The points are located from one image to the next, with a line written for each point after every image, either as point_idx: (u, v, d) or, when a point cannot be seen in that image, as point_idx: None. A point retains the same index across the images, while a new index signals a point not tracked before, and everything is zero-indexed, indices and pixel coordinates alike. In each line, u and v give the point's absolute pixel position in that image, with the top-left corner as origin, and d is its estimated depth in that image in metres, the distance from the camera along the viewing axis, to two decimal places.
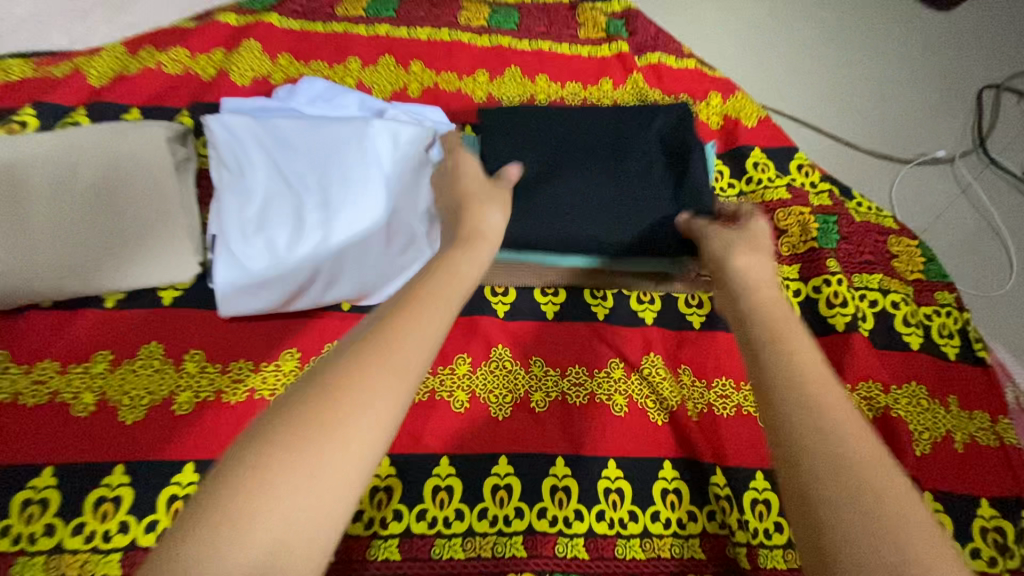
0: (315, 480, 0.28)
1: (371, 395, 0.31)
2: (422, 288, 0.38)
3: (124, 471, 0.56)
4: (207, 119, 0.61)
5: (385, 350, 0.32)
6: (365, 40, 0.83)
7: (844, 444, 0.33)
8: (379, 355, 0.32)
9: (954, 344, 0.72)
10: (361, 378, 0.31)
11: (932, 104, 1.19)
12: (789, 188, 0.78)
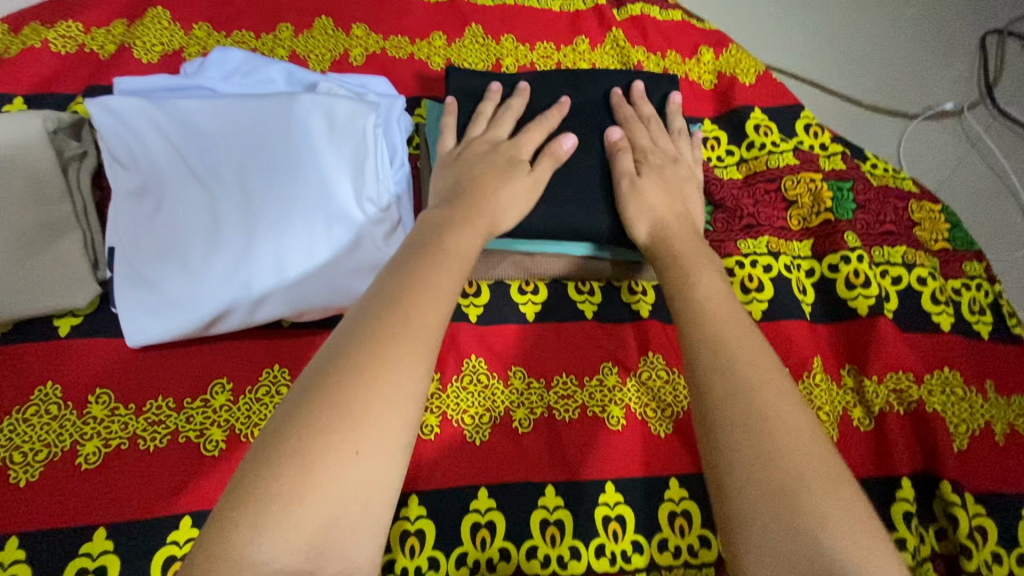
0: (362, 467, 0.29)
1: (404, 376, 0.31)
2: (435, 248, 0.39)
3: (18, 543, 0.46)
4: (88, 103, 0.50)
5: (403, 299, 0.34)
6: (298, 3, 0.71)
7: (761, 405, 0.35)
8: (398, 339, 0.32)
9: (986, 320, 0.64)
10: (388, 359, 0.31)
11: (936, 52, 1.09)
12: (796, 151, 0.69)
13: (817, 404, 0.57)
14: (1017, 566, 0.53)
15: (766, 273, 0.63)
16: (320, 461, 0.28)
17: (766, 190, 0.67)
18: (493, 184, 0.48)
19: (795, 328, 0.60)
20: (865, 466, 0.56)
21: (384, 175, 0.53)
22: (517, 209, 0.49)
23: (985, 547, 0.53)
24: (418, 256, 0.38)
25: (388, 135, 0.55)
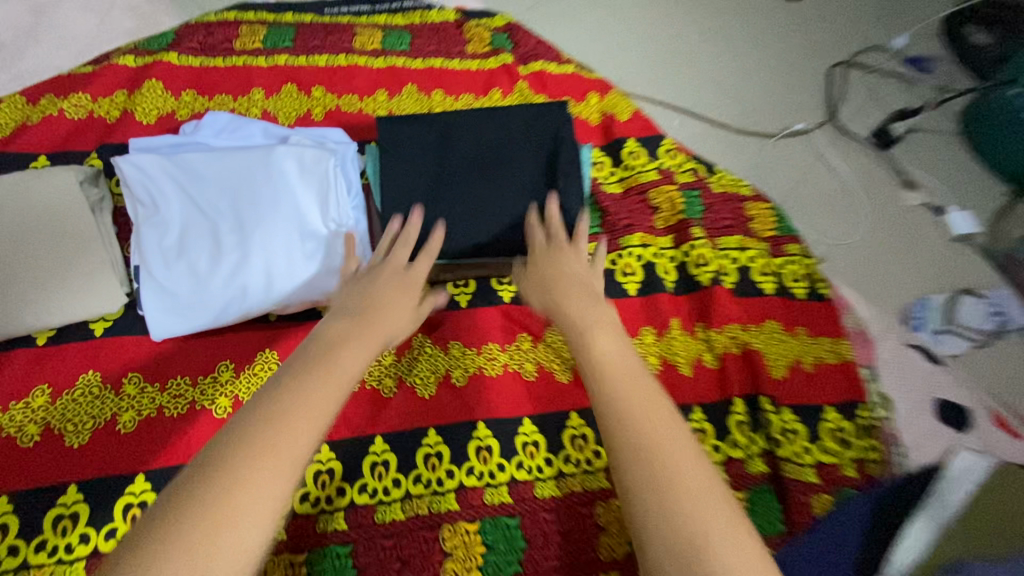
0: (238, 536, 0.36)
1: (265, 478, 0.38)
2: (328, 354, 0.49)
3: (77, 489, 0.61)
4: (116, 160, 0.67)
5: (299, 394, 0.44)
6: (267, 72, 0.90)
7: (655, 444, 0.44)
8: (284, 424, 0.41)
9: (803, 286, 0.86)
10: (241, 490, 0.37)
11: (787, 83, 1.37)
12: (659, 170, 0.91)
13: (675, 351, 0.79)
14: (819, 454, 0.74)
15: (638, 260, 0.84)
16: (207, 541, 0.35)
17: (638, 200, 0.89)
18: (381, 301, 0.60)
19: (659, 298, 0.82)
20: (710, 392, 0.77)
21: (344, 203, 0.72)
22: (397, 316, 0.60)
23: (794, 442, 0.74)
24: (309, 361, 0.48)
25: (346, 172, 0.74)
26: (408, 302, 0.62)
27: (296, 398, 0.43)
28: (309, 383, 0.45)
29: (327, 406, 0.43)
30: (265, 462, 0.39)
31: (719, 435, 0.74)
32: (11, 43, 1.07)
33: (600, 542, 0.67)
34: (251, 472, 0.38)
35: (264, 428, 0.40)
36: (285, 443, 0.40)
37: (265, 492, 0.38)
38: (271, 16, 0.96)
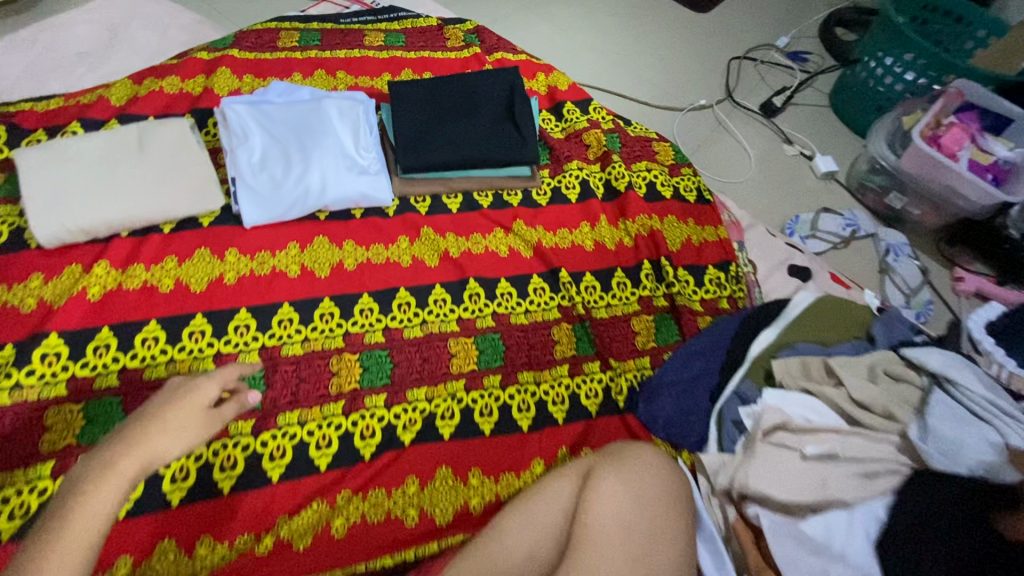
0: None
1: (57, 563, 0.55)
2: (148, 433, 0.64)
3: (203, 316, 0.90)
4: (219, 107, 0.99)
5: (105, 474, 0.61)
6: (303, 61, 1.24)
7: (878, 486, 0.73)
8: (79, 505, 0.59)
9: (694, 194, 1.21)
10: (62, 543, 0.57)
11: (694, 73, 1.77)
12: (589, 120, 1.27)
13: (604, 235, 1.12)
14: (704, 293, 1.09)
15: (576, 178, 1.18)
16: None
17: (574, 141, 1.24)
18: (162, 418, 0.66)
19: (591, 203, 1.16)
20: (628, 260, 1.10)
21: (369, 138, 1.07)
22: (179, 446, 0.66)
23: (686, 286, 1.08)
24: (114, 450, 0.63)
25: (370, 118, 1.09)
26: (194, 403, 0.68)
27: (85, 499, 0.59)
28: (101, 481, 0.60)
29: (104, 497, 0.60)
30: (56, 550, 0.56)
31: (635, 285, 1.08)
32: (94, 52, 1.39)
33: (556, 348, 0.99)
34: (59, 559, 0.56)
35: (52, 531, 0.57)
36: (82, 521, 0.58)
37: (69, 560, 0.56)
38: (301, 25, 1.32)
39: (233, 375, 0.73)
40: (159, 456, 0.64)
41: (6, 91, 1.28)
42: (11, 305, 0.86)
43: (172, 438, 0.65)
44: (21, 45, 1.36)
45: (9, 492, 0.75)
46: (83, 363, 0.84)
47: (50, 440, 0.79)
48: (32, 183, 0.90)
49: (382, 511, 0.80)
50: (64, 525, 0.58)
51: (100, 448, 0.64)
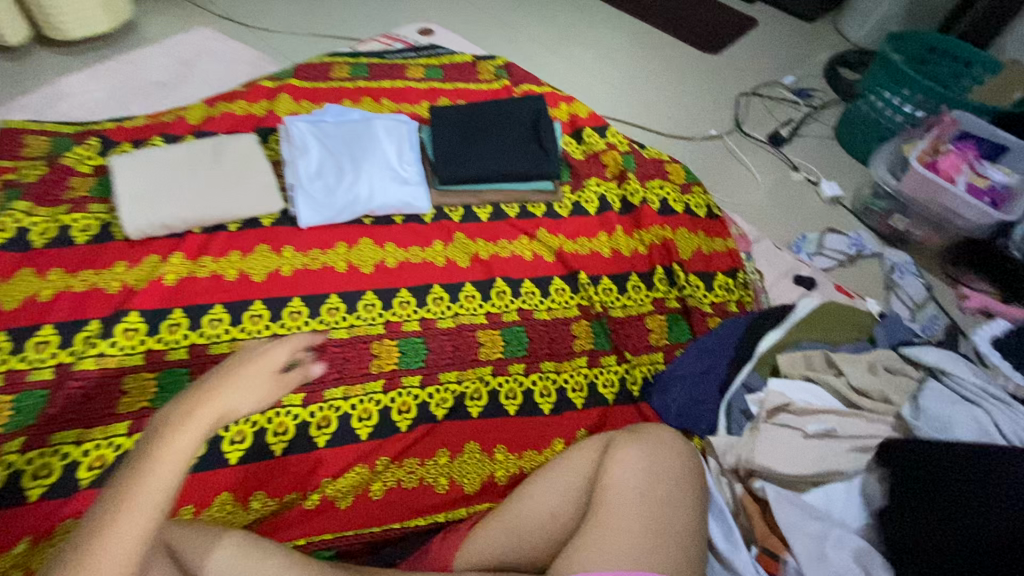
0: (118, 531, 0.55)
1: (137, 510, 0.56)
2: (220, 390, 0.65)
3: (261, 302, 1.01)
4: (284, 125, 1.15)
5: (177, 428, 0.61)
6: (352, 90, 1.40)
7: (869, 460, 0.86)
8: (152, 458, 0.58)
9: (704, 209, 1.31)
10: (139, 492, 0.57)
11: (704, 107, 1.91)
12: (607, 143, 1.40)
13: (621, 244, 1.22)
14: (714, 297, 1.17)
15: (595, 194, 1.30)
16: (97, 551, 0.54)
17: (593, 161, 1.37)
18: (234, 376, 0.68)
19: (608, 215, 1.26)
20: (642, 266, 1.20)
21: (411, 153, 1.20)
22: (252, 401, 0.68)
23: (697, 290, 1.17)
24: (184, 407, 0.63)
25: (412, 137, 1.23)
26: (267, 365, 0.71)
27: (165, 444, 0.59)
28: (176, 433, 0.60)
29: (179, 448, 0.59)
30: (136, 497, 0.56)
31: (649, 288, 1.17)
32: (168, 81, 1.58)
33: (575, 342, 1.08)
34: (144, 497, 0.56)
35: (130, 482, 0.57)
36: (161, 464, 0.58)
37: (150, 505, 0.57)
38: (351, 60, 1.49)
39: (301, 343, 0.76)
40: (229, 411, 0.65)
41: (91, 113, 1.46)
42: (99, 287, 0.98)
43: (245, 393, 0.67)
44: (107, 75, 1.55)
45: (91, 445, 0.86)
46: (158, 338, 0.95)
47: (127, 402, 0.90)
48: (124, 186, 1.04)
49: (418, 477, 0.89)
50: (139, 476, 0.57)
51: (175, 399, 0.64)
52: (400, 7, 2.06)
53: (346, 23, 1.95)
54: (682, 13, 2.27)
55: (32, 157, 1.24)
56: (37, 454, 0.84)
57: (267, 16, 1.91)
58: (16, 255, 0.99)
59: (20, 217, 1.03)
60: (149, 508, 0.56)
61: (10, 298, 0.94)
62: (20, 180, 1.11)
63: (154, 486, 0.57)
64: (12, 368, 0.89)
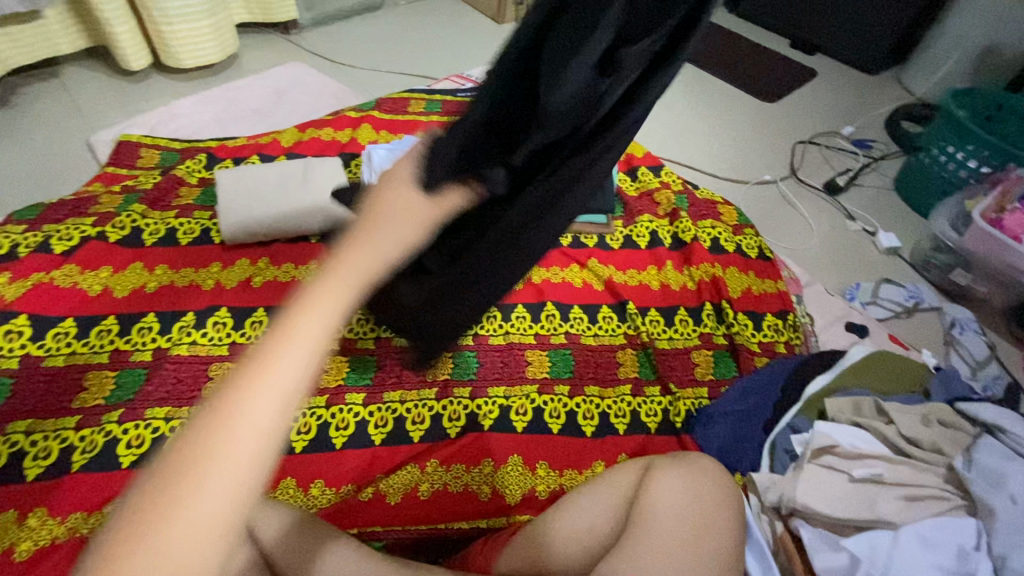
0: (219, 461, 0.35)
1: (223, 468, 0.35)
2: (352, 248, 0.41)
3: None
4: (368, 151, 1.28)
5: (308, 298, 0.39)
6: (426, 123, 1.53)
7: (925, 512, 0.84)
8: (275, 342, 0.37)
9: (756, 250, 1.34)
10: (225, 441, 0.35)
11: (758, 153, 1.95)
12: (661, 182, 1.46)
13: (670, 278, 1.26)
14: (762, 337, 1.18)
15: (647, 229, 1.35)
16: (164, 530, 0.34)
17: (646, 198, 1.42)
18: (378, 217, 0.43)
19: (659, 250, 1.31)
20: (691, 301, 1.23)
21: None
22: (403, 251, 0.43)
23: (745, 328, 1.19)
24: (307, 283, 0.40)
25: None
26: (414, 204, 0.44)
27: (297, 312, 0.38)
28: (279, 349, 0.37)
29: (286, 369, 0.37)
30: (222, 447, 0.35)
31: (696, 322, 1.19)
32: (263, 108, 1.77)
33: (620, 369, 1.11)
34: (266, 391, 0.36)
35: (206, 421, 0.36)
36: (285, 346, 0.37)
37: (237, 454, 0.35)
38: (426, 96, 1.64)
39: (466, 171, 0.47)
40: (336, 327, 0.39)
41: (196, 132, 1.65)
42: (196, 284, 1.11)
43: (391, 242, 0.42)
44: (212, 99, 1.76)
45: (177, 422, 0.94)
46: (242, 333, 1.05)
47: (212, 387, 0.98)
48: (224, 195, 1.17)
49: (462, 483, 0.94)
50: (224, 413, 0.36)
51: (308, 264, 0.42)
52: (470, 51, 2.24)
53: (421, 62, 2.12)
54: (738, 66, 2.36)
55: (146, 167, 1.42)
56: (131, 426, 0.93)
57: (352, 55, 2.11)
58: (131, 250, 1.13)
59: (136, 218, 1.18)
60: (242, 468, 0.35)
61: (124, 288, 1.07)
62: (138, 187, 1.27)
63: (253, 439, 0.36)
64: (118, 348, 1.00)
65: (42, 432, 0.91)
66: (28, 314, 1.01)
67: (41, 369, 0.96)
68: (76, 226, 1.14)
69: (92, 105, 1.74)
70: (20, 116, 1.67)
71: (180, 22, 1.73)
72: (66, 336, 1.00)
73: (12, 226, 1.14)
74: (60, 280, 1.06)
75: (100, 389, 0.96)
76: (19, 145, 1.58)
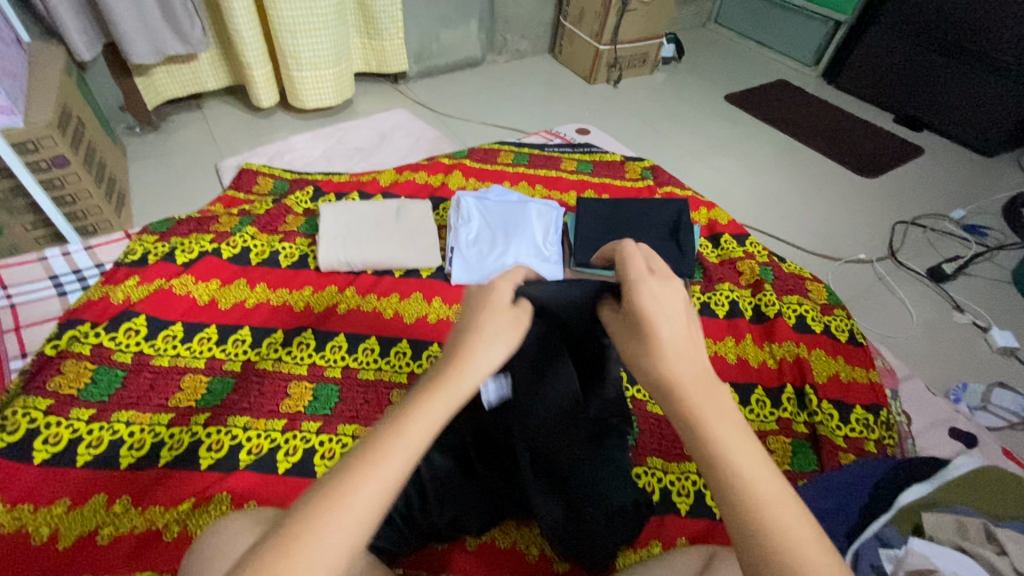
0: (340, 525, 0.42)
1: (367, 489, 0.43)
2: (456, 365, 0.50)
3: (407, 342, 1.16)
4: (458, 197, 1.35)
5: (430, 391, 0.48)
6: (513, 173, 1.60)
7: None
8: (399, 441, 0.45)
9: (845, 334, 1.26)
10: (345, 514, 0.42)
11: (852, 232, 1.86)
12: (744, 252, 1.42)
13: (748, 352, 1.21)
14: (849, 431, 1.09)
15: (726, 297, 1.31)
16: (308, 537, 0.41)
17: (728, 266, 1.39)
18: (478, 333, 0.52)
19: (738, 321, 1.26)
20: (770, 380, 1.16)
21: (554, 235, 1.33)
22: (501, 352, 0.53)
23: (830, 419, 1.10)
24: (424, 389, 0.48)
25: (558, 222, 1.36)
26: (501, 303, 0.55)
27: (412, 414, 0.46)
28: (425, 399, 0.47)
29: (428, 419, 0.47)
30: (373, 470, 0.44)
31: (774, 404, 1.13)
32: (367, 148, 1.93)
33: (687, 444, 1.06)
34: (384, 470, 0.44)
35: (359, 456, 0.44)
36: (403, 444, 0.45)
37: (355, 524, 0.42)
38: (517, 150, 1.73)
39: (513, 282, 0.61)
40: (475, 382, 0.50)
41: (307, 165, 1.82)
42: (289, 304, 1.20)
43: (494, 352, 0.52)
44: (325, 138, 1.95)
45: (254, 433, 0.99)
46: (322, 355, 1.12)
47: (288, 404, 1.04)
48: (326, 231, 1.27)
49: (510, 539, 0.93)
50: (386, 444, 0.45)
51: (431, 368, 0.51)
52: (560, 108, 2.34)
53: (514, 116, 2.25)
54: (832, 141, 2.31)
55: (261, 194, 1.58)
56: (214, 431, 0.98)
57: (450, 105, 2.27)
58: (237, 267, 1.24)
59: (247, 238, 1.30)
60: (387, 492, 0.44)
61: (227, 300, 1.18)
62: (253, 212, 1.42)
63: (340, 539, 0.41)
64: (214, 356, 1.09)
65: (140, 423, 0.98)
66: (145, 315, 1.13)
67: (148, 366, 1.06)
68: (197, 242, 1.28)
69: (224, 135, 1.98)
70: (165, 139, 1.93)
71: (307, 69, 1.95)
72: (173, 338, 1.11)
73: (146, 236, 1.29)
74: (177, 287, 1.18)
75: (193, 392, 1.04)
76: (161, 164, 1.82)
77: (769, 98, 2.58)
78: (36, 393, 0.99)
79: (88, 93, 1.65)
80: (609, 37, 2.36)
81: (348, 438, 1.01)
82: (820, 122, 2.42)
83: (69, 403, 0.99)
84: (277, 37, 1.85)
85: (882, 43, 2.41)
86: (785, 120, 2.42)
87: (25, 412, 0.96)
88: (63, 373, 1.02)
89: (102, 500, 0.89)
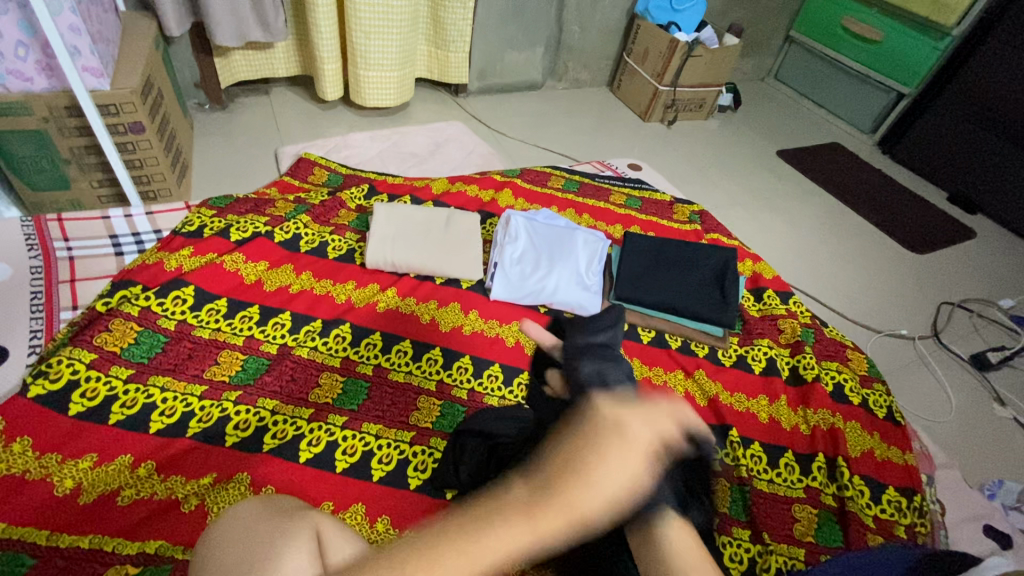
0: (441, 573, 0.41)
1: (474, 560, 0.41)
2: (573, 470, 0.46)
3: (439, 349, 1.17)
4: (508, 215, 1.37)
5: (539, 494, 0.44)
6: (563, 200, 1.61)
7: None
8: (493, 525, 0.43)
9: (884, 411, 1.22)
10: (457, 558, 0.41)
11: (894, 305, 1.82)
12: (787, 309, 1.41)
13: (781, 414, 1.18)
14: (879, 511, 1.05)
15: (763, 354, 1.29)
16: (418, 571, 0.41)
17: (769, 321, 1.38)
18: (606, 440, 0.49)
19: (774, 380, 1.24)
20: (801, 446, 1.14)
21: (597, 266, 1.33)
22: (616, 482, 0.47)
23: (861, 496, 1.06)
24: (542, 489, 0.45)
25: (603, 254, 1.36)
26: (637, 438, 0.51)
27: (513, 509, 0.44)
28: (539, 511, 0.43)
29: (540, 529, 0.43)
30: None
31: (803, 472, 1.10)
32: (421, 154, 1.97)
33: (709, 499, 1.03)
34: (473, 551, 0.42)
35: (439, 540, 0.43)
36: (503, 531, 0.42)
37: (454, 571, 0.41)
38: (569, 176, 1.75)
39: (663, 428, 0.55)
40: (592, 512, 0.45)
41: (362, 162, 1.87)
42: (331, 295, 1.22)
43: (611, 474, 0.46)
44: (382, 139, 2.00)
45: (281, 418, 1.00)
46: (355, 351, 1.13)
47: (318, 394, 1.05)
48: (376, 228, 1.29)
49: None
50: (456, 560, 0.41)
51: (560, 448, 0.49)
52: (612, 141, 2.36)
53: (566, 142, 2.28)
54: (881, 210, 2.28)
55: (316, 185, 1.62)
56: (244, 409, 1.00)
57: (506, 124, 2.32)
58: (287, 252, 1.27)
59: (300, 225, 1.33)
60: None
61: (272, 283, 1.21)
62: (308, 202, 1.45)
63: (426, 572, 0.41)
64: (253, 336, 1.11)
65: (174, 391, 1.00)
66: (194, 285, 1.15)
67: (189, 335, 1.08)
68: (251, 222, 1.31)
69: (286, 122, 2.04)
70: (231, 119, 2.00)
71: (374, 69, 2.01)
72: (217, 312, 1.13)
73: (205, 210, 1.34)
74: (228, 263, 1.21)
75: (228, 368, 1.06)
76: (223, 141, 1.89)
77: (822, 159, 2.56)
78: (81, 346, 1.01)
79: (169, 67, 1.72)
80: (669, 79, 2.38)
81: (371, 437, 1.01)
82: (872, 190, 2.40)
83: (110, 360, 1.01)
84: (352, 37, 1.91)
85: (948, 122, 2.37)
86: (834, 183, 2.40)
87: (69, 363, 0.98)
88: (109, 331, 1.04)
89: (128, 462, 0.90)
